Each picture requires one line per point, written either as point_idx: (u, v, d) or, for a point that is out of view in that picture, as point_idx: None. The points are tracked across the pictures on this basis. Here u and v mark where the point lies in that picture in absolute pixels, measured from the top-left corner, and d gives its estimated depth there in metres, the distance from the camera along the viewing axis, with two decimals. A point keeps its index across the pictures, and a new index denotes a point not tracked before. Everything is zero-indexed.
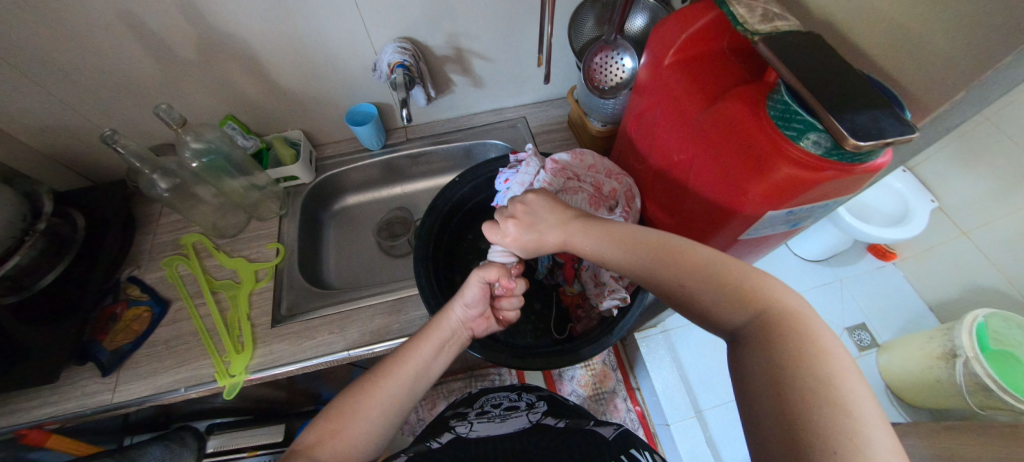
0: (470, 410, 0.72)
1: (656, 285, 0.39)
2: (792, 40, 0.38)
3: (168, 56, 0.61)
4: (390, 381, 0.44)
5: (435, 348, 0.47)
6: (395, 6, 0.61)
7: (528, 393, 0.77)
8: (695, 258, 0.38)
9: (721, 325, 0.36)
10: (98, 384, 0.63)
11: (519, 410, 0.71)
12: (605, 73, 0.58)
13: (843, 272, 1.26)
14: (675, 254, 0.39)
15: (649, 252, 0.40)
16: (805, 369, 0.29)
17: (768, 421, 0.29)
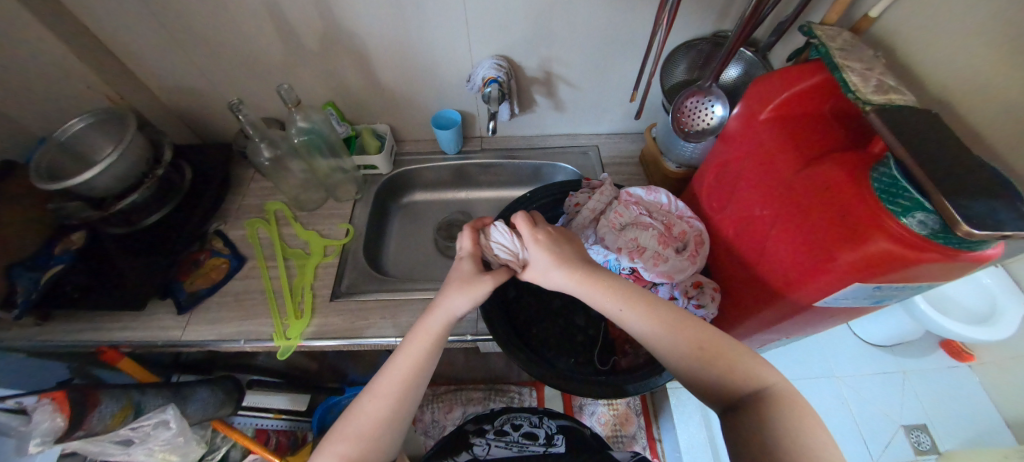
0: (491, 427, 0.72)
1: (662, 340, 0.44)
2: (907, 116, 0.38)
3: (296, 44, 0.69)
4: (405, 369, 0.47)
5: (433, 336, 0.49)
6: (500, 27, 0.66)
7: (551, 418, 0.74)
8: (705, 334, 0.43)
9: (721, 390, 0.41)
10: (173, 320, 0.69)
11: (537, 441, 0.70)
12: (694, 116, 0.59)
13: (907, 364, 1.15)
14: (688, 326, 0.44)
15: (664, 318, 0.45)
16: (804, 436, 0.36)
17: None
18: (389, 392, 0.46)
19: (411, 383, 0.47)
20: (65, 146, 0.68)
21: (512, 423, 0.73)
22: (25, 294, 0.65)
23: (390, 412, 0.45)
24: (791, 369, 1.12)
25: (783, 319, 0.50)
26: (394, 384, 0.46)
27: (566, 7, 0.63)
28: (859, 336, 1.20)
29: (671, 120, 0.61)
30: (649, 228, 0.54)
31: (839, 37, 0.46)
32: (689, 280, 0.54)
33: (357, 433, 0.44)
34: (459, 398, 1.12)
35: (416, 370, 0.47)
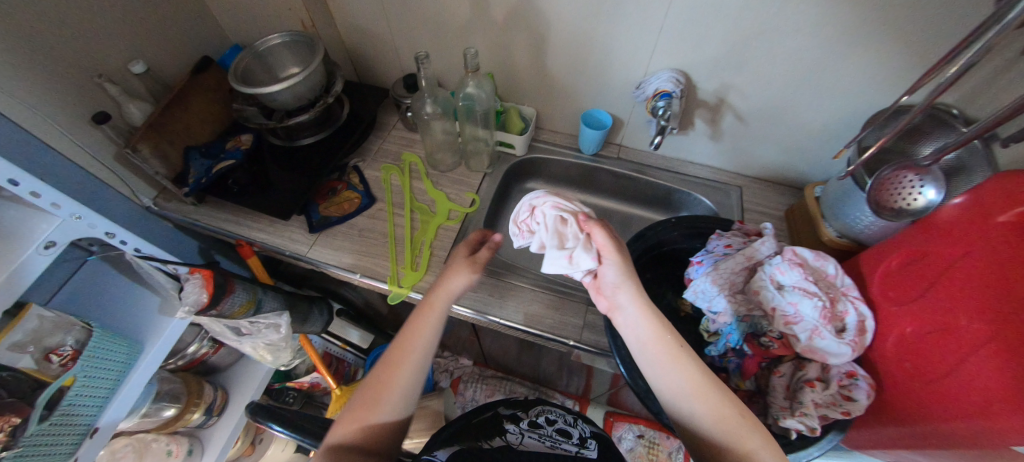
0: (523, 417, 0.58)
1: (683, 399, 0.43)
2: None
3: (483, 13, 0.70)
4: (398, 364, 0.47)
5: (425, 336, 0.49)
6: (695, 43, 0.63)
7: (586, 423, 0.58)
8: (706, 400, 0.42)
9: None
10: (303, 236, 0.75)
11: (571, 440, 0.54)
12: (894, 191, 0.53)
13: None
14: (692, 386, 0.43)
15: (670, 368, 0.45)
16: None
17: None
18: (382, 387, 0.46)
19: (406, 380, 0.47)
20: (260, 56, 0.75)
21: (547, 417, 0.58)
22: (197, 176, 0.73)
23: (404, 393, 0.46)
24: None
25: (952, 447, 0.43)
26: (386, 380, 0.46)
27: (776, 39, 0.58)
28: None
29: (868, 191, 0.55)
30: (814, 299, 0.49)
31: None
32: (843, 366, 0.49)
33: (368, 415, 0.44)
34: (503, 387, 1.14)
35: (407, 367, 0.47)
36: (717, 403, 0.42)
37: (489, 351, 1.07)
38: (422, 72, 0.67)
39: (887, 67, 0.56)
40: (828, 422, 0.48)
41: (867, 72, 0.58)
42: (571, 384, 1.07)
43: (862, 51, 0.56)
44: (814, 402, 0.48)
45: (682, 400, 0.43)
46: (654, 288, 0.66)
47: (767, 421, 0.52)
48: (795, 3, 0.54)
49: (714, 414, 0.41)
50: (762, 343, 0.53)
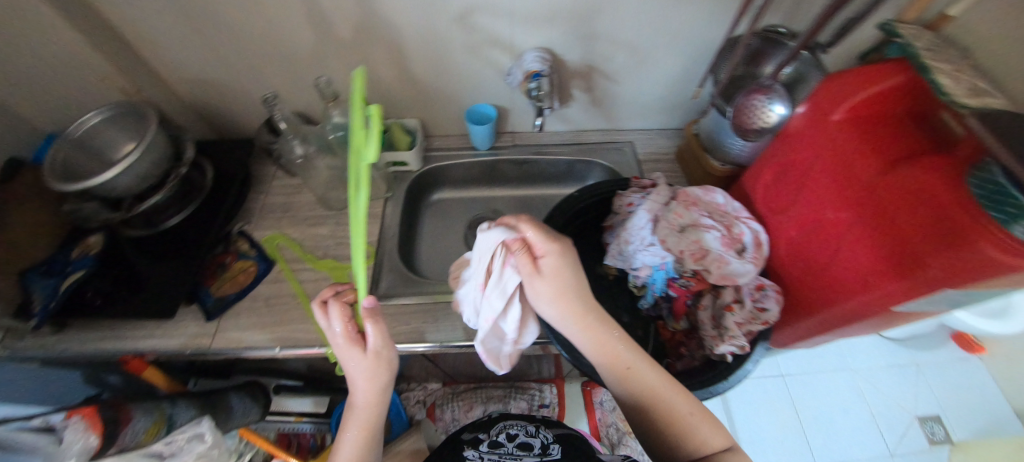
0: (484, 439, 0.63)
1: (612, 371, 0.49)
2: (1009, 120, 0.37)
3: (327, 34, 0.66)
4: (356, 442, 0.50)
5: (370, 409, 0.50)
6: (546, 19, 0.63)
7: (547, 428, 0.65)
8: (638, 377, 0.48)
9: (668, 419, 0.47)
10: (199, 327, 0.66)
11: (530, 451, 0.59)
12: (751, 115, 0.57)
13: (922, 357, 1.13)
14: (619, 367, 0.49)
15: (598, 355, 0.50)
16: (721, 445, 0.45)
17: None
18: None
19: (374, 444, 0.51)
20: (79, 143, 0.64)
21: (508, 433, 0.63)
22: (42, 302, 0.59)
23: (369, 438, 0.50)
24: (822, 360, 1.10)
25: (850, 319, 0.49)
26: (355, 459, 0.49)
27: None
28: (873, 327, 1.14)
29: (731, 118, 0.59)
30: (713, 231, 0.52)
31: (923, 35, 0.44)
32: (752, 283, 0.53)
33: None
34: (479, 396, 1.11)
35: (370, 437, 0.51)
36: (644, 376, 0.48)
37: (453, 369, 1.03)
38: (276, 113, 0.64)
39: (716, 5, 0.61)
40: (753, 336, 0.52)
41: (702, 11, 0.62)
42: (542, 371, 1.07)
43: None
44: (738, 324, 0.51)
45: (618, 385, 0.49)
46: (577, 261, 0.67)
47: (706, 352, 0.55)
48: None
49: (646, 387, 0.48)
50: (681, 284, 0.56)
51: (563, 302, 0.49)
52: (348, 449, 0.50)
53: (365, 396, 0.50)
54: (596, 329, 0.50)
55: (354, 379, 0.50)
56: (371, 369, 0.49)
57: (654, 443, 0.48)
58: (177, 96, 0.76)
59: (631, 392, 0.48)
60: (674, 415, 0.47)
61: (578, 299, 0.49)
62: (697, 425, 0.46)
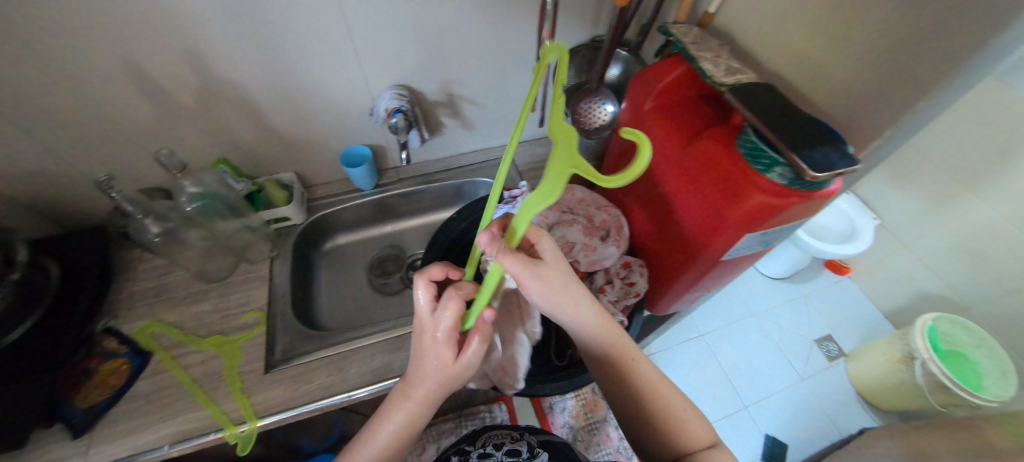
0: (472, 451, 0.69)
1: (612, 357, 0.47)
2: (753, 90, 0.46)
3: (167, 103, 0.63)
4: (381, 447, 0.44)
5: (408, 415, 0.45)
6: (393, 57, 0.67)
7: (531, 433, 0.71)
8: (640, 368, 0.48)
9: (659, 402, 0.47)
10: (69, 448, 0.56)
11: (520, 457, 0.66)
12: (590, 116, 0.66)
13: (807, 287, 1.40)
14: (622, 357, 0.47)
15: (600, 348, 0.47)
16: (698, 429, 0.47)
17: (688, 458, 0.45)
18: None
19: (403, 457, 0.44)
20: None
21: (494, 443, 0.69)
22: None
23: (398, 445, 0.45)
24: (722, 314, 1.32)
25: (699, 276, 0.56)
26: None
27: (452, 32, 0.67)
28: (761, 272, 1.42)
29: (572, 122, 0.67)
30: (574, 224, 0.57)
31: (690, 32, 0.54)
32: (618, 262, 0.59)
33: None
34: (431, 434, 1.06)
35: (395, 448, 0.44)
36: (644, 368, 0.48)
37: None
38: (116, 196, 0.60)
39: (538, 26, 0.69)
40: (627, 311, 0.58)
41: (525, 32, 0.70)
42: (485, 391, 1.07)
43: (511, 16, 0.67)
44: (612, 303, 0.56)
45: (617, 371, 0.47)
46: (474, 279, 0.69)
47: None
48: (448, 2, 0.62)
49: (644, 379, 0.47)
50: None
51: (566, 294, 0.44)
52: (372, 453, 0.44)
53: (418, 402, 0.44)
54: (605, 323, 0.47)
55: (420, 368, 0.44)
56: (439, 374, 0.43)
57: (643, 435, 0.48)
58: None
59: (630, 382, 0.47)
60: (667, 407, 0.47)
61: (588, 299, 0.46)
62: (688, 419, 0.47)
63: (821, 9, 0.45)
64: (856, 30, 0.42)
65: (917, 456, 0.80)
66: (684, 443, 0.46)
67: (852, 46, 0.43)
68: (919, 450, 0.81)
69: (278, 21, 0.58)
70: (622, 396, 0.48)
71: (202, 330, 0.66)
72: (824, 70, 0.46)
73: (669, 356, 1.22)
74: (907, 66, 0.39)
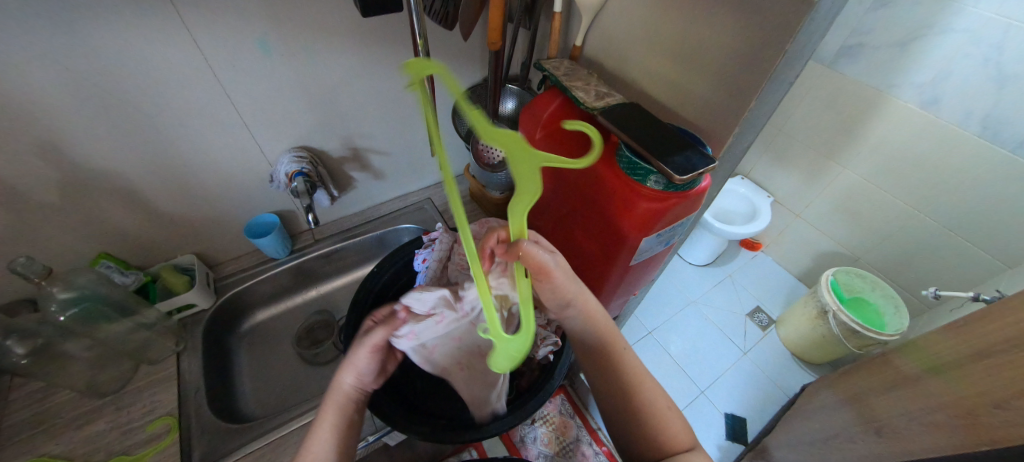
0: None
1: (602, 343, 0.51)
2: (620, 110, 0.51)
3: (18, 203, 0.56)
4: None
5: (337, 438, 0.45)
6: (286, 120, 0.67)
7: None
8: (628, 362, 0.50)
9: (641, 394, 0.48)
10: None
11: None
12: (490, 152, 0.71)
13: (729, 268, 1.54)
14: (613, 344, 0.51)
15: (595, 338, 0.51)
16: (678, 429, 0.47)
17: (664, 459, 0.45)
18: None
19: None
20: None
21: None
22: None
23: None
24: (664, 309, 1.39)
25: (619, 283, 0.60)
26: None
27: (342, 89, 0.68)
28: (688, 262, 1.54)
29: (475, 160, 0.72)
30: None
31: (561, 65, 0.59)
32: None
33: None
34: None
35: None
36: (632, 363, 0.50)
37: None
38: None
39: None
40: (562, 329, 0.61)
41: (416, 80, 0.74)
42: None
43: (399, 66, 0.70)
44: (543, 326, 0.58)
45: (604, 359, 0.50)
46: None
47: (537, 360, 0.60)
48: (332, 61, 0.63)
49: (631, 372, 0.49)
50: None
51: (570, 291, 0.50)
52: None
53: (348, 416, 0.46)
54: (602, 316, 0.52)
55: (342, 383, 0.48)
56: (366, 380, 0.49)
57: (627, 438, 0.48)
58: None
59: (618, 371, 0.50)
60: (651, 405, 0.47)
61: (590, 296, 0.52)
62: (671, 421, 0.47)
63: (659, 35, 0.52)
64: (689, 49, 0.49)
65: (845, 398, 0.89)
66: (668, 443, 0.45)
67: (689, 62, 0.50)
68: (846, 393, 0.90)
69: (146, 101, 0.55)
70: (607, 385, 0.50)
71: (95, 455, 0.56)
72: (674, 84, 0.53)
73: None
74: (731, 74, 0.46)
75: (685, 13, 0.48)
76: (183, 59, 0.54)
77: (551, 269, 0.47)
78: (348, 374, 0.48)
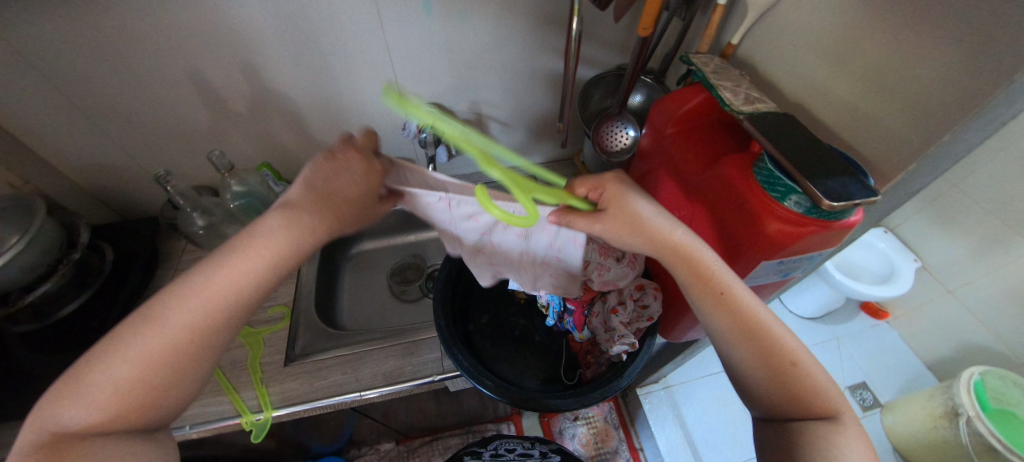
0: (485, 450, 0.81)
1: (709, 281, 0.43)
2: (772, 119, 0.45)
3: (222, 108, 0.72)
4: (169, 342, 0.37)
5: (198, 327, 0.39)
6: (428, 80, 0.74)
7: (541, 443, 0.84)
8: (736, 305, 0.43)
9: (763, 336, 0.42)
10: None
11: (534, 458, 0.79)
12: (611, 139, 0.70)
13: (839, 330, 1.35)
14: (718, 284, 0.43)
15: (694, 275, 0.43)
16: (811, 371, 0.41)
17: (804, 398, 0.40)
18: (133, 380, 0.36)
19: (203, 355, 0.39)
20: None
21: (507, 447, 0.81)
22: None
23: (174, 353, 0.38)
24: None
25: None
26: (146, 372, 0.37)
27: (481, 56, 0.71)
28: (790, 311, 1.40)
29: (594, 144, 0.71)
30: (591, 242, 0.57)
31: (711, 62, 0.55)
32: (632, 284, 0.58)
33: (120, 371, 0.36)
34: (437, 447, 1.08)
35: (169, 367, 0.37)
36: (744, 304, 0.43)
37: (405, 424, 1.00)
38: (171, 189, 0.67)
39: (559, 51, 0.73)
40: (642, 332, 0.58)
41: (550, 58, 0.74)
42: (497, 410, 1.05)
43: (535, 43, 0.71)
44: (624, 323, 0.57)
45: (712, 299, 0.43)
46: (493, 292, 0.72)
47: (608, 356, 0.60)
48: (480, 28, 0.67)
49: (746, 318, 0.42)
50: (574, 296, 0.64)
51: (647, 232, 0.45)
52: (131, 361, 0.36)
53: (245, 284, 0.40)
54: (705, 251, 0.44)
55: (233, 267, 0.40)
56: (264, 277, 0.41)
57: (749, 392, 0.43)
58: (68, 182, 0.77)
59: (733, 311, 0.42)
60: (771, 357, 0.41)
61: (682, 229, 0.45)
62: (803, 365, 0.41)
63: (838, 42, 0.45)
64: (874, 62, 0.42)
65: None
66: (796, 401, 0.40)
67: (868, 78, 0.43)
68: None
69: (325, 40, 0.65)
70: (726, 327, 0.43)
71: None
72: (843, 100, 0.46)
73: (688, 390, 1.18)
74: (924, 100, 0.39)
75: (881, 20, 0.41)
76: (360, 8, 0.61)
77: (611, 208, 0.47)
78: (243, 256, 0.40)
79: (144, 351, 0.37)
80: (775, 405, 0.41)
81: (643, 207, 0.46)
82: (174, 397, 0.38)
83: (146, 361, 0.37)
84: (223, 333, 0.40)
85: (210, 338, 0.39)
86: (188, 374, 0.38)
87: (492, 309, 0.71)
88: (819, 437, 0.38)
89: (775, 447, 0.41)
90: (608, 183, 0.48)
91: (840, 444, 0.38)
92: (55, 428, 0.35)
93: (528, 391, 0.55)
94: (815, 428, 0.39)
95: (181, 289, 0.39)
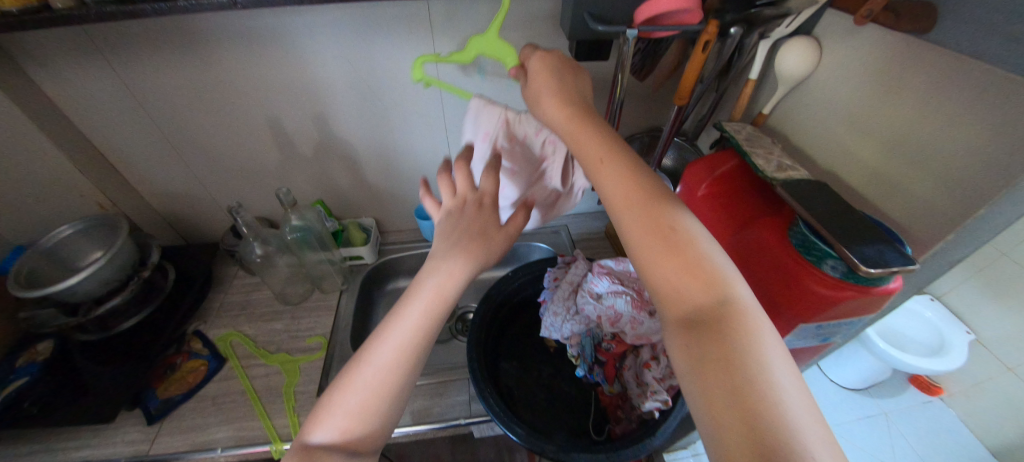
0: None
1: (600, 151, 0.39)
2: (805, 186, 0.47)
3: (291, 149, 0.81)
4: (376, 381, 0.38)
5: (412, 347, 0.40)
6: None
7: None
8: (629, 175, 0.38)
9: (662, 207, 0.36)
10: (140, 433, 0.66)
11: None
12: None
13: (886, 404, 1.26)
14: (602, 155, 0.39)
15: (584, 146, 0.40)
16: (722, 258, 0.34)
17: (717, 286, 0.32)
18: (356, 416, 0.37)
19: (404, 385, 0.39)
20: (48, 253, 0.73)
21: None
22: None
23: (396, 377, 0.39)
24: None
25: None
26: (360, 410, 0.38)
27: None
28: (831, 380, 1.31)
29: None
30: (623, 296, 0.60)
31: (743, 130, 0.59)
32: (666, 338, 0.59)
33: (355, 396, 0.38)
34: None
35: (397, 386, 0.39)
36: (637, 178, 0.37)
37: None
38: (241, 219, 0.77)
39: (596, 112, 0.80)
40: (677, 388, 0.56)
41: None
42: None
43: None
44: (656, 379, 0.57)
45: (600, 171, 0.38)
46: (523, 337, 0.74)
47: (639, 412, 0.59)
48: None
49: (641, 190, 0.37)
50: (606, 348, 0.66)
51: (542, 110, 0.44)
52: (367, 387, 0.38)
53: (423, 332, 0.40)
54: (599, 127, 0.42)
55: (420, 295, 0.41)
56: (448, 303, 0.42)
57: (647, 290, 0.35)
58: (148, 206, 0.87)
59: (625, 181, 0.37)
60: (667, 234, 0.34)
61: (585, 115, 0.42)
62: (706, 242, 0.35)
63: (869, 117, 0.48)
64: (904, 139, 0.45)
65: None
66: (705, 308, 0.32)
67: (898, 152, 0.45)
68: None
69: (387, 95, 0.73)
70: (624, 197, 0.37)
71: (271, 346, 0.79)
72: (877, 172, 0.48)
73: None
74: (961, 175, 0.40)
75: (909, 101, 0.44)
76: None
77: (532, 81, 0.47)
78: (429, 284, 0.42)
79: (373, 381, 0.38)
80: (686, 295, 0.32)
81: (549, 86, 0.45)
82: (393, 408, 0.39)
83: (378, 386, 0.38)
84: (418, 362, 0.40)
85: (402, 384, 0.39)
86: (405, 390, 0.39)
87: (520, 354, 0.72)
88: (740, 344, 0.30)
89: (679, 352, 0.31)
90: (534, 57, 0.48)
91: (748, 346, 0.30)
92: (302, 443, 0.37)
93: (555, 442, 0.54)
94: (727, 329, 0.30)
95: (383, 327, 0.41)
